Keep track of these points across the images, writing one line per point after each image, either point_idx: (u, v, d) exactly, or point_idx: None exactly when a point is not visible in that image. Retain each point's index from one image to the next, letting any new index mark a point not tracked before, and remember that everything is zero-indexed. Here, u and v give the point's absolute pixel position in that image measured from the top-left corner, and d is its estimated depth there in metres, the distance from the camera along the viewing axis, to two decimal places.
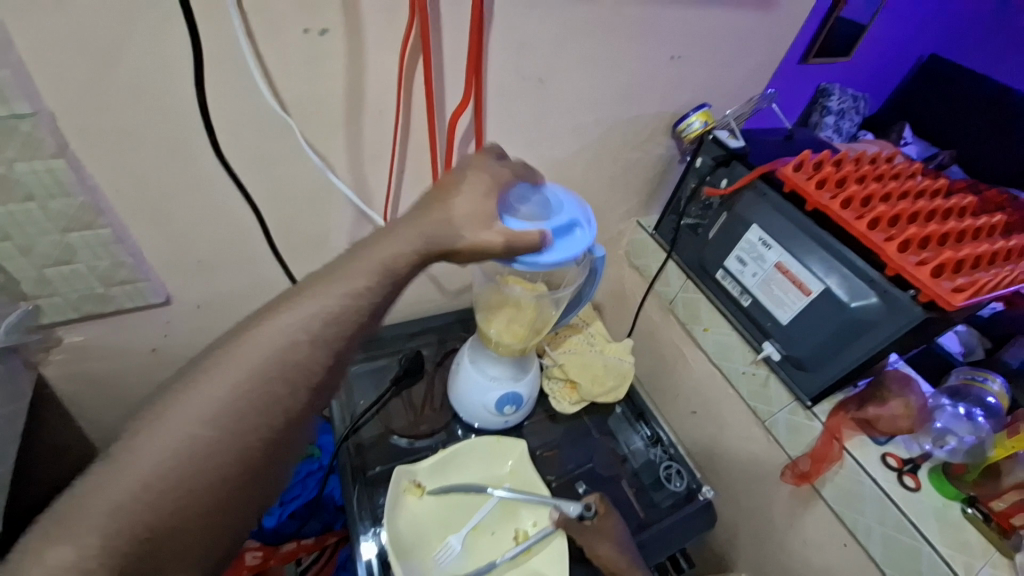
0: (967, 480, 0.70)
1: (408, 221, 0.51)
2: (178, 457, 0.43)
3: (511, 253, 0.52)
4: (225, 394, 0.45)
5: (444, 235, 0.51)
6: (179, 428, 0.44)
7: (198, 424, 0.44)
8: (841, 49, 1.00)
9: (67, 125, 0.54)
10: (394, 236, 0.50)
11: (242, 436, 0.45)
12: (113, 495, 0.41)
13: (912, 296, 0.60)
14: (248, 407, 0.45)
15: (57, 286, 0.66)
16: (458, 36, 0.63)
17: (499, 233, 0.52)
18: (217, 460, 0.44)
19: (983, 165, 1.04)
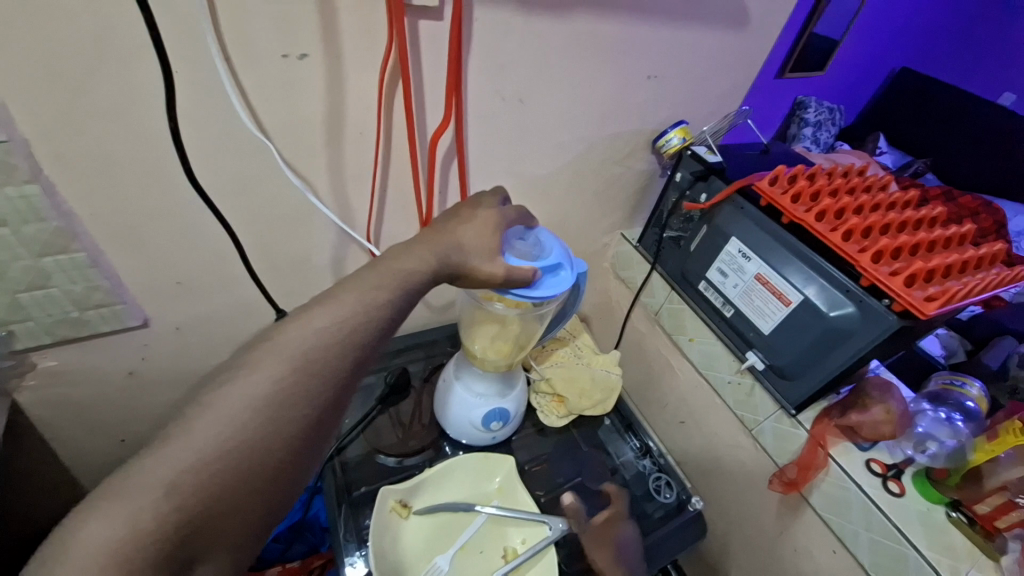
0: (950, 484, 0.70)
1: (411, 244, 0.52)
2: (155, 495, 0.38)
3: (508, 285, 0.56)
4: (212, 422, 0.41)
5: (457, 256, 0.54)
6: (163, 458, 0.39)
7: (181, 453, 0.40)
8: (814, 64, 1.03)
9: (40, 150, 0.53)
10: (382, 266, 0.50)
11: (219, 468, 0.40)
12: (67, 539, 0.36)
13: (886, 305, 0.61)
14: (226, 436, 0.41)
15: (30, 311, 0.65)
16: (438, 59, 0.64)
17: (499, 265, 0.55)
18: (183, 497, 0.39)
19: (956, 149, 1.34)
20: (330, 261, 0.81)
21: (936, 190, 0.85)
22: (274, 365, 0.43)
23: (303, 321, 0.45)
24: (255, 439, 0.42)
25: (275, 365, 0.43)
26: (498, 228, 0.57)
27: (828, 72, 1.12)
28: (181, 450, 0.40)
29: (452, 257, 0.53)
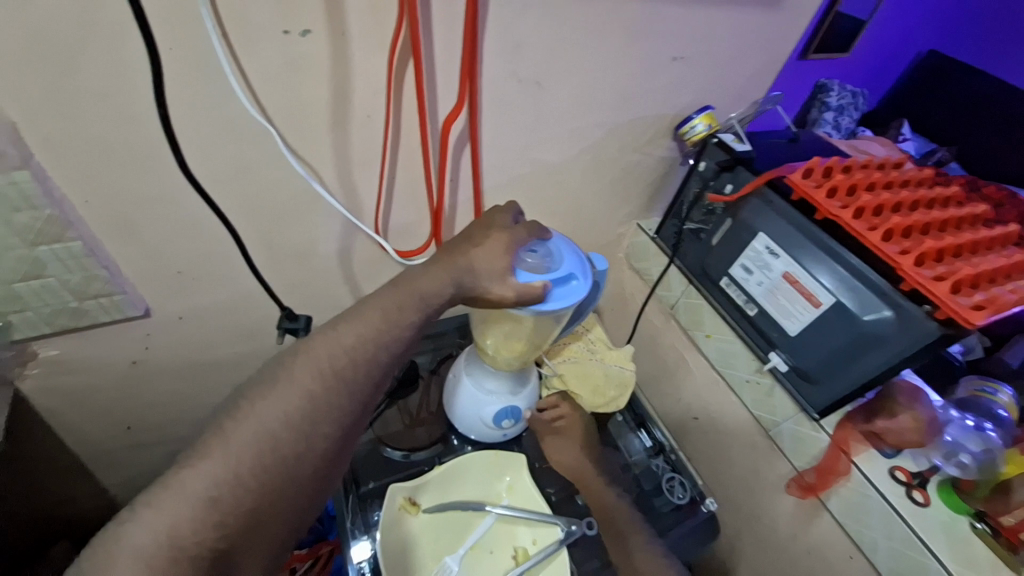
0: (978, 496, 0.67)
1: (430, 266, 0.53)
2: (197, 508, 0.42)
3: (520, 304, 0.55)
4: (251, 438, 0.45)
5: (468, 279, 0.54)
6: (203, 470, 0.43)
7: (222, 467, 0.44)
8: (839, 46, 0.96)
9: (30, 135, 0.50)
10: (411, 278, 0.52)
11: (255, 481, 0.45)
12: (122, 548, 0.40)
13: (927, 311, 0.58)
14: (262, 453, 0.45)
15: (27, 301, 0.63)
16: (451, 37, 0.60)
17: (509, 286, 0.54)
18: (221, 510, 0.43)
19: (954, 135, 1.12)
20: (335, 251, 0.78)
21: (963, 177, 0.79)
22: (300, 383, 0.47)
23: (330, 341, 0.49)
24: (286, 453, 0.46)
25: (301, 382, 0.47)
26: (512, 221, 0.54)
27: (853, 55, 1.03)
28: (218, 462, 0.44)
29: (467, 280, 0.54)
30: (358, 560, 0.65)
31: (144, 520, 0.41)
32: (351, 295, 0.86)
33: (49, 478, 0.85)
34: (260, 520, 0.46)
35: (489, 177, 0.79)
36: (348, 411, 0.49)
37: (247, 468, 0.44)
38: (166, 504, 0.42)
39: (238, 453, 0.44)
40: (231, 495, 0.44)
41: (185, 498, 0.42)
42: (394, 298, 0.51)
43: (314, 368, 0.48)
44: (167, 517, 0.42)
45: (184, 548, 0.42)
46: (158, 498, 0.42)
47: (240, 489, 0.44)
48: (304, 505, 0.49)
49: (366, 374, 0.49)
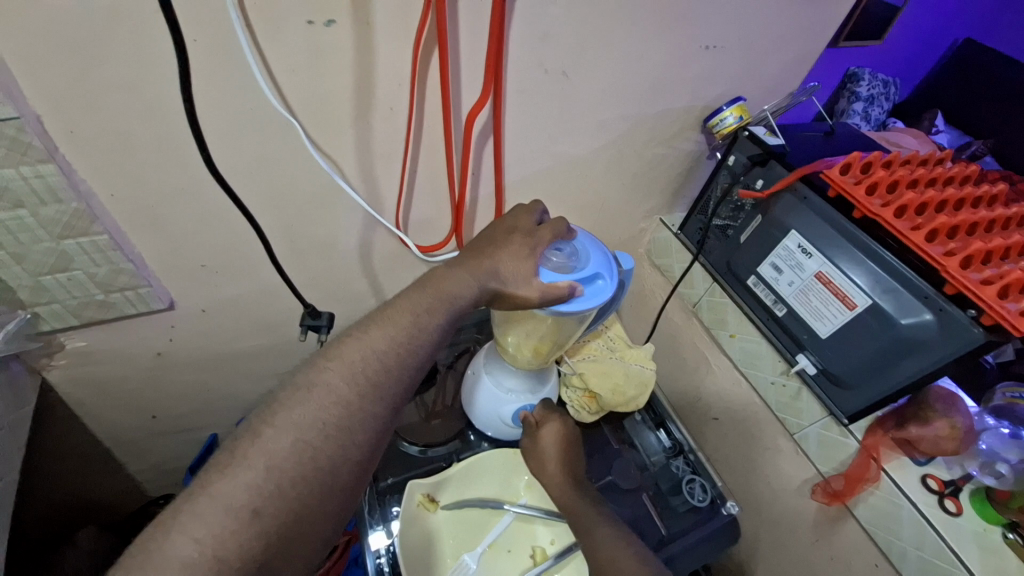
0: (1012, 506, 0.64)
1: (457, 265, 0.54)
2: (241, 519, 0.41)
3: (544, 304, 0.54)
4: (289, 449, 0.44)
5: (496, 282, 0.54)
6: (242, 479, 0.42)
7: (262, 477, 0.43)
8: (873, 33, 0.90)
9: (57, 129, 0.50)
10: (437, 279, 0.52)
11: (294, 491, 0.43)
12: (165, 562, 0.38)
13: (972, 317, 0.55)
14: (301, 461, 0.44)
15: (55, 293, 0.64)
16: (477, 27, 0.58)
17: (534, 288, 0.53)
18: (263, 521, 0.42)
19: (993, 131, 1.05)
20: (356, 245, 0.77)
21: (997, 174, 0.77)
22: (331, 388, 0.47)
23: (361, 343, 0.49)
24: (324, 463, 0.45)
25: (333, 387, 0.47)
26: None
27: (886, 42, 0.97)
28: (259, 472, 0.43)
29: (494, 284, 0.54)
30: (375, 549, 0.66)
31: (186, 528, 0.40)
32: (370, 290, 0.86)
33: (77, 464, 0.87)
34: (300, 528, 0.44)
35: (512, 171, 0.77)
36: (377, 416, 0.48)
37: (289, 481, 0.43)
38: (208, 513, 0.40)
39: (278, 462, 0.43)
40: (273, 505, 0.42)
41: (228, 508, 0.41)
42: (424, 301, 0.51)
43: (346, 371, 0.47)
44: (210, 527, 0.40)
45: (227, 561, 0.40)
46: (202, 505, 0.41)
47: (280, 499, 0.43)
48: (342, 512, 0.47)
49: (396, 380, 0.49)
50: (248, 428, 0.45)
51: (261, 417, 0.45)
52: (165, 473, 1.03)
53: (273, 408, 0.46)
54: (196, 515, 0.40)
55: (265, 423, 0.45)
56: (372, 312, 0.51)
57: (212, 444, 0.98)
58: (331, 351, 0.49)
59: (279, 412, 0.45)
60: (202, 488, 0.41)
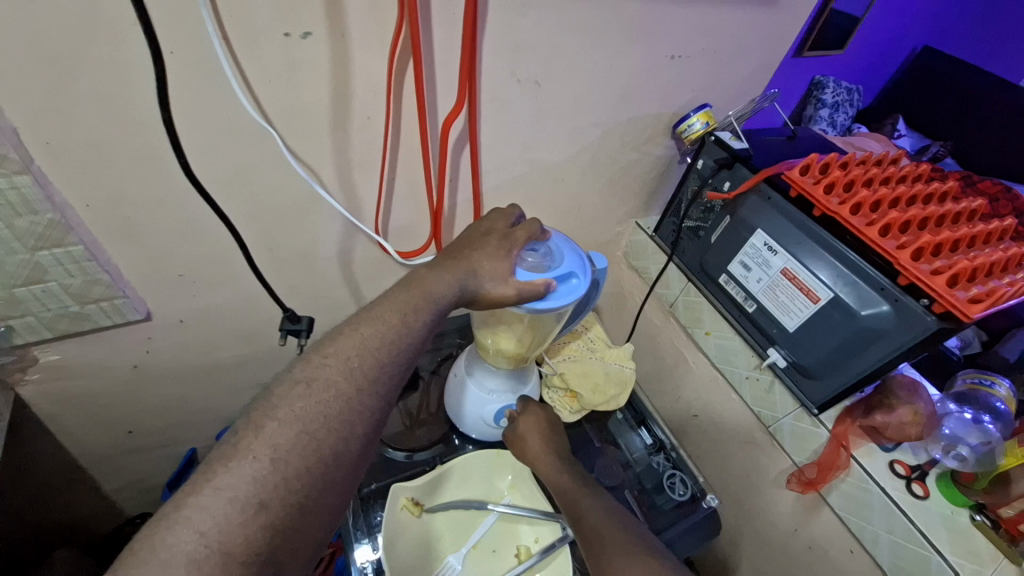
0: (977, 488, 0.67)
1: (436, 266, 0.55)
2: (247, 512, 0.41)
3: (521, 301, 0.56)
4: (292, 440, 0.44)
5: (473, 282, 0.55)
6: (247, 471, 0.42)
7: (267, 469, 0.43)
8: (834, 42, 0.95)
9: (32, 140, 0.50)
10: (417, 282, 0.54)
11: (299, 483, 0.44)
12: (170, 558, 0.38)
13: (925, 306, 0.59)
14: (306, 453, 0.45)
15: (28, 306, 0.63)
16: (451, 38, 0.60)
17: (510, 286, 0.55)
18: (269, 513, 0.42)
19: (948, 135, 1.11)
20: (335, 253, 0.78)
21: (955, 174, 0.80)
22: (331, 382, 0.47)
23: (354, 340, 0.50)
24: (326, 455, 0.46)
25: (333, 380, 0.48)
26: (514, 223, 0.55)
27: (848, 51, 1.02)
28: (245, 470, 0.42)
29: (471, 283, 0.55)
30: (360, 560, 0.65)
31: (192, 521, 0.39)
32: (351, 297, 0.87)
33: (49, 482, 0.85)
34: (305, 520, 0.44)
35: (489, 177, 0.79)
36: (375, 410, 0.49)
37: (294, 472, 0.44)
38: (214, 506, 0.40)
39: (283, 454, 0.44)
40: (279, 497, 0.42)
41: (234, 501, 0.41)
42: (411, 299, 0.53)
43: (343, 367, 0.48)
44: (217, 518, 0.40)
45: (233, 555, 0.40)
46: (207, 498, 0.41)
47: (287, 491, 0.43)
48: (336, 505, 0.48)
49: (388, 374, 0.50)
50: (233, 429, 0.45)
51: (258, 413, 0.46)
52: (141, 491, 1.01)
53: (268, 405, 0.46)
54: (202, 509, 0.40)
55: (266, 418, 0.45)
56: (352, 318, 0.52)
57: (192, 458, 0.97)
58: (325, 348, 0.50)
59: (280, 406, 0.45)
60: (207, 480, 0.42)
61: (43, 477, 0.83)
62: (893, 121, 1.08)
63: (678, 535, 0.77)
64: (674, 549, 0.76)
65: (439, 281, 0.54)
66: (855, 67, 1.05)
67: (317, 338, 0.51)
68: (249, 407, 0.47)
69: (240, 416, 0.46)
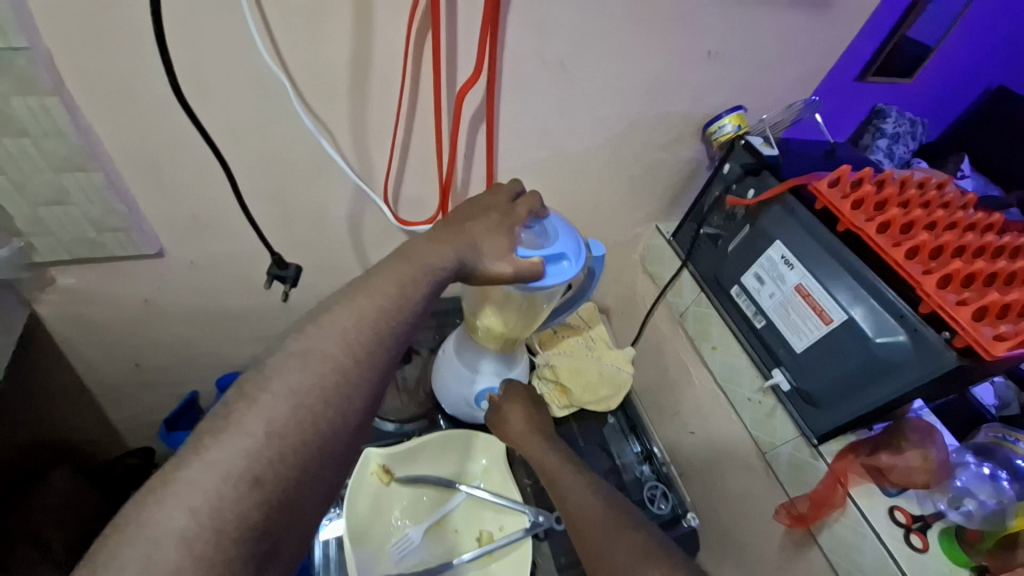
0: (981, 549, 0.61)
1: (435, 238, 0.54)
2: (241, 488, 0.41)
3: (518, 281, 0.54)
4: (287, 412, 0.44)
5: (471, 257, 0.54)
6: (241, 445, 0.42)
7: (261, 442, 0.43)
8: (903, 71, 0.88)
9: (65, 65, 0.53)
10: (410, 249, 0.53)
11: (294, 458, 0.43)
12: (161, 532, 0.37)
13: (946, 339, 0.54)
14: (302, 428, 0.44)
15: (50, 227, 0.66)
16: (473, 5, 0.59)
17: (509, 264, 0.54)
18: (264, 489, 0.42)
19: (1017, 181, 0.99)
20: (346, 216, 0.79)
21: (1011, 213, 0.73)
22: (328, 354, 0.47)
23: (351, 309, 0.49)
24: (324, 429, 0.45)
25: (330, 353, 0.47)
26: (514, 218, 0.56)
27: (916, 81, 0.91)
28: (250, 440, 0.42)
29: (470, 259, 0.54)
30: (326, 537, 0.65)
31: (182, 498, 0.39)
32: (358, 264, 0.88)
33: (56, 401, 0.89)
34: (299, 496, 0.44)
35: (506, 159, 0.78)
36: (369, 385, 0.48)
37: (290, 447, 0.43)
38: (204, 481, 0.40)
39: (278, 428, 0.43)
40: (273, 472, 0.42)
41: (227, 476, 0.41)
42: (408, 271, 0.51)
43: (342, 341, 0.48)
44: (208, 492, 0.40)
45: (225, 530, 0.39)
46: (198, 472, 0.40)
47: (281, 467, 0.43)
48: (332, 482, 0.47)
49: (387, 348, 0.49)
50: (240, 397, 0.45)
51: (254, 383, 0.45)
52: (144, 426, 1.06)
53: (266, 375, 0.46)
54: (191, 484, 0.40)
55: (260, 390, 0.45)
56: (347, 287, 0.51)
57: (192, 400, 1.00)
58: (320, 319, 0.49)
59: (275, 379, 0.45)
60: (198, 455, 0.41)
61: (50, 396, 0.88)
62: (957, 159, 0.95)
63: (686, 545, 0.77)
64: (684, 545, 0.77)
65: (438, 253, 0.52)
66: (930, 96, 0.95)
67: (329, 296, 0.51)
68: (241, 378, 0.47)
69: (231, 390, 0.46)
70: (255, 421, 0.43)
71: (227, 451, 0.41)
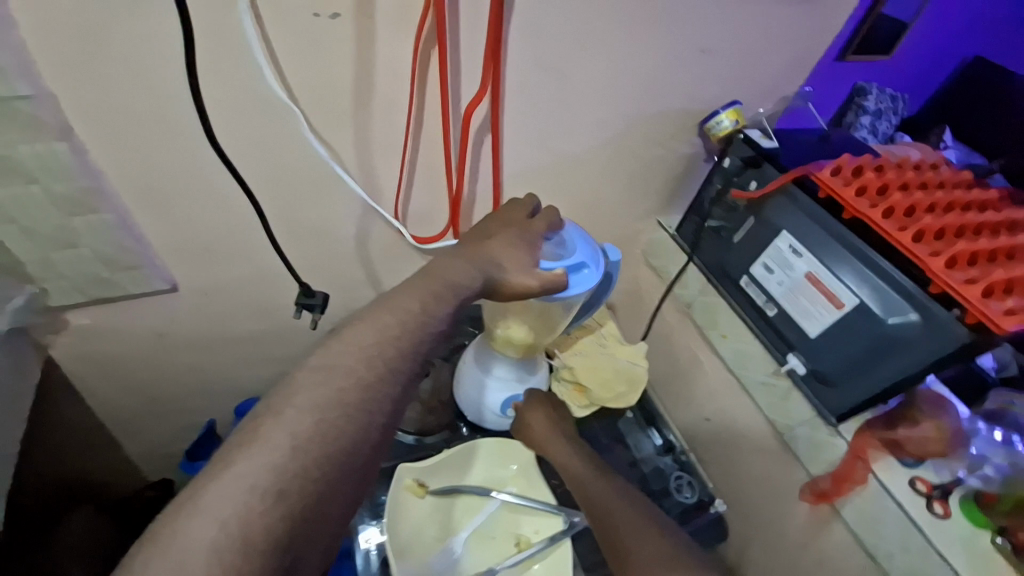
0: (999, 510, 0.65)
1: (458, 256, 0.55)
2: (266, 502, 0.40)
3: (545, 293, 0.56)
4: (310, 428, 0.44)
5: (494, 272, 0.55)
6: (266, 458, 0.42)
7: (286, 456, 0.42)
8: (881, 47, 0.90)
9: (70, 109, 0.53)
10: (432, 267, 0.54)
11: (318, 471, 0.43)
12: (189, 544, 0.38)
13: (957, 316, 0.56)
14: (325, 441, 0.44)
15: (60, 270, 0.66)
16: (476, 24, 0.60)
17: (534, 277, 0.55)
18: (289, 502, 0.41)
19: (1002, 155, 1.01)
20: (353, 234, 0.79)
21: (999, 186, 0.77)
22: (350, 369, 0.47)
23: (374, 326, 0.49)
24: (346, 443, 0.45)
25: (352, 368, 0.47)
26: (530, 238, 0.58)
27: (895, 58, 0.94)
28: (280, 451, 0.42)
29: (494, 273, 0.55)
30: (366, 544, 0.67)
31: (211, 509, 0.39)
32: (368, 279, 0.88)
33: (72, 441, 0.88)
34: (323, 509, 0.44)
35: (508, 166, 0.79)
36: (388, 399, 0.48)
37: (314, 460, 0.43)
38: (232, 493, 0.40)
39: (303, 441, 0.43)
40: (298, 483, 0.42)
41: (253, 489, 0.40)
42: (430, 288, 0.52)
43: (363, 355, 0.47)
44: (236, 505, 0.40)
45: (251, 541, 0.39)
46: (226, 485, 0.40)
47: (306, 480, 0.42)
48: (352, 495, 0.47)
49: (408, 363, 0.49)
50: (268, 409, 0.45)
51: (281, 396, 0.45)
52: (161, 460, 1.05)
53: (291, 388, 0.46)
54: (221, 496, 0.40)
55: (286, 404, 0.45)
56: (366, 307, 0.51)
57: (210, 428, 0.98)
58: (344, 333, 0.49)
59: (299, 393, 0.45)
60: (226, 467, 0.41)
61: (64, 434, 0.87)
62: (939, 132, 0.98)
63: (706, 535, 0.80)
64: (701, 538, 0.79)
65: (459, 271, 0.53)
66: (908, 73, 0.98)
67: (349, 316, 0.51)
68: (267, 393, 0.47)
69: (258, 403, 0.46)
70: (281, 431, 0.43)
71: (258, 469, 0.41)
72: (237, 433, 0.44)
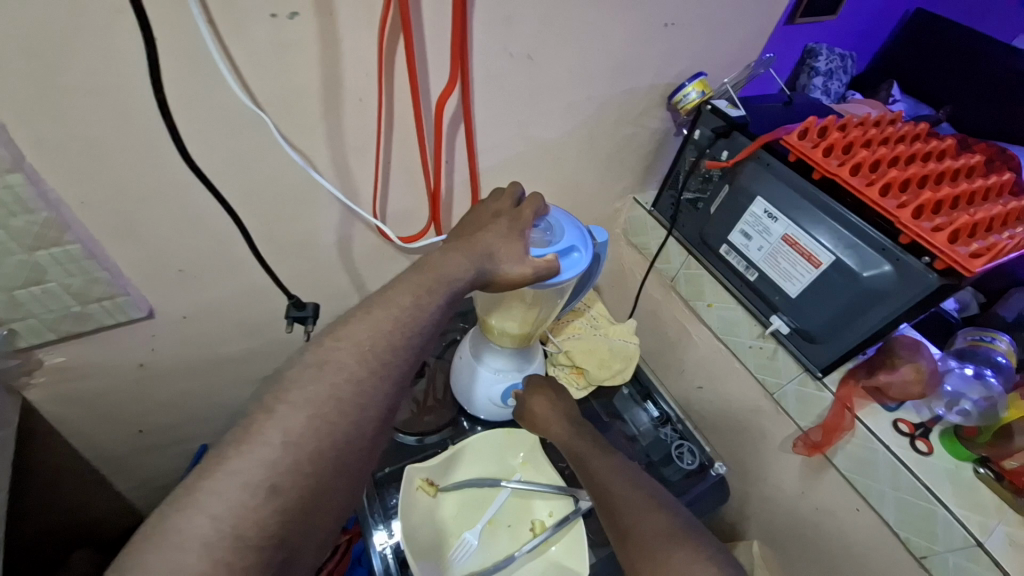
0: (980, 442, 0.68)
1: (450, 249, 0.54)
2: (259, 497, 0.40)
3: (539, 279, 0.57)
4: (304, 423, 0.43)
5: (488, 264, 0.55)
6: (259, 454, 0.41)
7: (280, 452, 0.42)
8: (827, 8, 0.92)
9: (20, 136, 0.49)
10: (423, 264, 0.53)
11: (311, 466, 0.43)
12: (186, 543, 0.37)
13: (926, 263, 0.59)
14: (318, 437, 0.43)
15: (30, 307, 0.63)
16: (441, 15, 0.59)
17: (527, 265, 0.56)
18: (283, 497, 0.41)
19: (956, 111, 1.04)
20: (335, 240, 0.78)
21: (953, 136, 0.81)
22: (343, 365, 0.46)
23: (367, 323, 0.48)
24: (339, 438, 0.44)
25: (344, 363, 0.46)
26: (519, 224, 0.58)
27: (841, 16, 0.98)
28: (276, 448, 0.42)
29: (488, 265, 0.55)
30: (381, 545, 0.67)
31: (205, 505, 0.39)
32: (353, 286, 0.87)
33: (61, 481, 0.85)
34: (317, 505, 0.43)
35: (485, 156, 0.78)
36: (384, 393, 0.47)
37: (306, 456, 0.42)
38: (227, 490, 0.39)
39: (295, 437, 0.42)
40: (291, 480, 0.41)
41: (247, 485, 0.40)
42: (423, 283, 0.51)
43: (356, 350, 0.47)
44: (231, 503, 0.39)
45: (245, 537, 0.39)
46: (220, 482, 0.40)
47: (298, 475, 0.42)
48: (353, 491, 0.47)
49: (401, 359, 0.48)
50: (260, 407, 0.44)
51: (273, 394, 0.44)
52: (158, 488, 1.02)
53: (285, 385, 0.45)
54: (215, 493, 0.39)
55: (278, 400, 0.44)
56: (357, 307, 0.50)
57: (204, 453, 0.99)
58: (337, 331, 0.48)
59: (292, 389, 0.44)
60: (220, 464, 0.40)
61: (53, 478, 0.83)
62: (888, 86, 1.03)
63: (711, 500, 0.81)
64: (707, 504, 0.81)
65: (457, 264, 0.52)
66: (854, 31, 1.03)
67: (337, 317, 0.49)
68: (259, 392, 0.46)
69: (250, 403, 0.45)
70: (274, 431, 0.42)
71: (255, 473, 0.40)
72: (228, 433, 0.43)
